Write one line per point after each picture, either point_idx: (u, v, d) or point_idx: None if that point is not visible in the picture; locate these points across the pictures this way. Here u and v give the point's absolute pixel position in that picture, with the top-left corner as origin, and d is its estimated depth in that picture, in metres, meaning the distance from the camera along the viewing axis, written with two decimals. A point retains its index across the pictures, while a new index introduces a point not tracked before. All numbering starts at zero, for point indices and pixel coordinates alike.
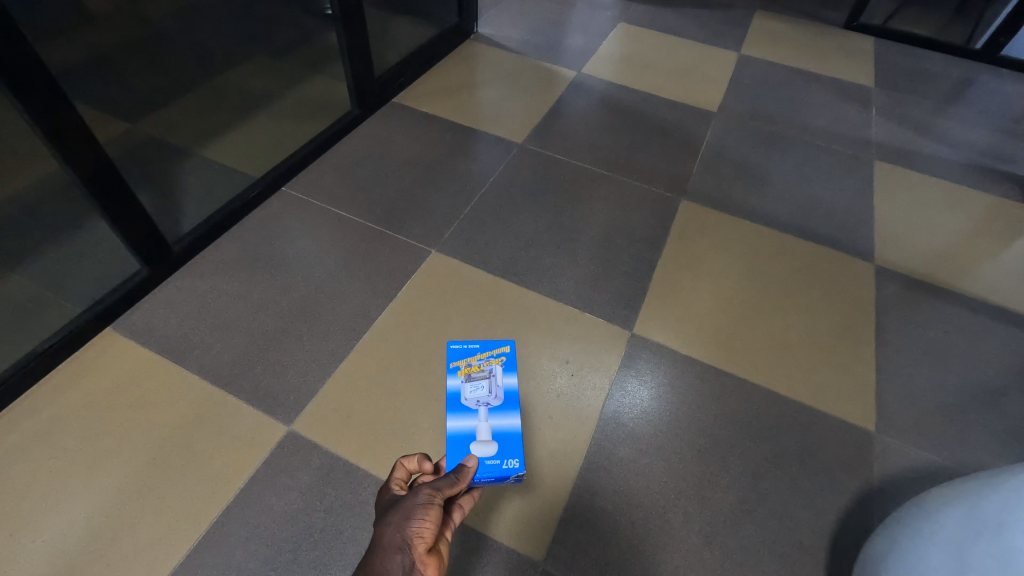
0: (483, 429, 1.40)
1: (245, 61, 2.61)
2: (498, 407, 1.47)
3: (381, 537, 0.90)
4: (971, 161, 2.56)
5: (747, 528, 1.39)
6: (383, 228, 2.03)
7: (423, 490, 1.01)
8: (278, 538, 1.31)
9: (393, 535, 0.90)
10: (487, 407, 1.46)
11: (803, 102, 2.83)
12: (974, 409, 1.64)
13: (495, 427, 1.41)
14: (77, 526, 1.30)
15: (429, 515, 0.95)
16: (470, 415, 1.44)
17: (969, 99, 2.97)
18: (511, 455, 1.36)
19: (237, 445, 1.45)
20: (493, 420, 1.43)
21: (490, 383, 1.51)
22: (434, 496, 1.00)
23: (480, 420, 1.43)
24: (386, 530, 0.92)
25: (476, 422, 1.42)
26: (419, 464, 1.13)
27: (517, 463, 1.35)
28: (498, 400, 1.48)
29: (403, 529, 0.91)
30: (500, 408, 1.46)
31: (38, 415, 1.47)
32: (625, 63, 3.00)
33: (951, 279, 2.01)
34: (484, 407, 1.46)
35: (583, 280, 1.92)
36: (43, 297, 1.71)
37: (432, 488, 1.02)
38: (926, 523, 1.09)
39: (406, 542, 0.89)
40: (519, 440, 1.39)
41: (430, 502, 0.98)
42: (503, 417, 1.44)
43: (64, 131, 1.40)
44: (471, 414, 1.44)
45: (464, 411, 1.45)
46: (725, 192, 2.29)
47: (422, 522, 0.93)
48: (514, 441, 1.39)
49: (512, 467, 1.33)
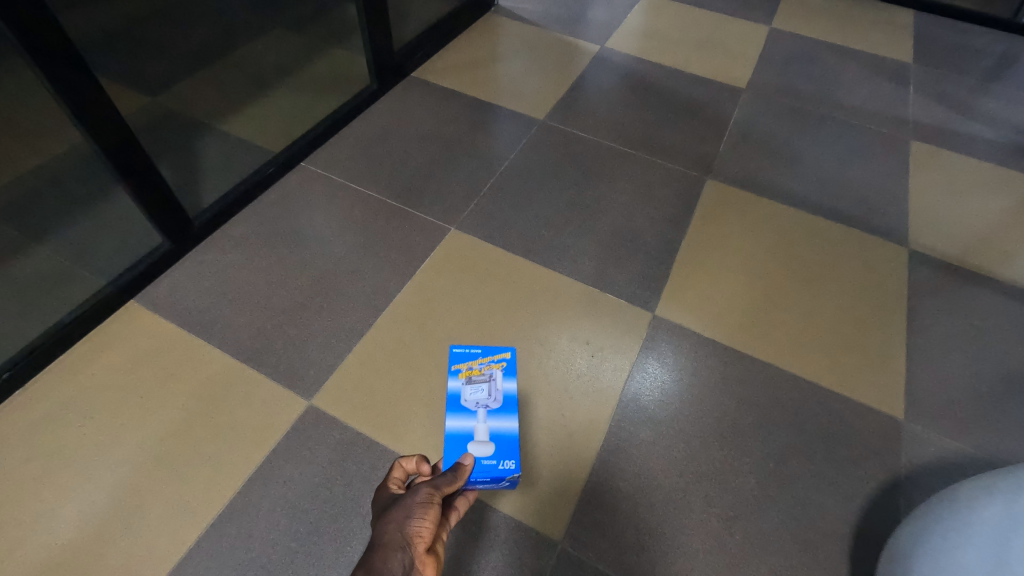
0: (481, 430, 1.34)
1: (264, 34, 2.58)
2: (497, 410, 1.39)
3: (381, 534, 0.89)
4: (1013, 141, 2.44)
5: (770, 513, 1.38)
6: (401, 205, 2.00)
7: (423, 488, 0.99)
8: (300, 510, 1.32)
9: (394, 531, 0.89)
10: (486, 409, 1.38)
11: (837, 79, 2.71)
12: (1011, 398, 1.59)
13: (493, 429, 1.35)
14: (106, 493, 1.33)
15: (428, 514, 0.94)
16: (468, 416, 1.36)
17: (1013, 76, 2.83)
18: (507, 456, 1.30)
19: (259, 418, 1.46)
20: (492, 422, 1.36)
21: (490, 386, 1.43)
22: (433, 495, 0.98)
23: (478, 421, 1.36)
24: (386, 527, 0.90)
25: (474, 423, 1.35)
26: (417, 465, 1.10)
27: (514, 464, 1.28)
28: (496, 402, 1.40)
29: (403, 527, 0.90)
30: (499, 411, 1.38)
31: (65, 383, 1.50)
32: (650, 36, 2.90)
33: (987, 264, 1.94)
34: (484, 409, 1.38)
35: (604, 260, 1.88)
36: (66, 268, 1.72)
37: (432, 486, 1.01)
38: (961, 511, 1.05)
39: (406, 540, 0.88)
40: (516, 442, 1.33)
41: (429, 500, 0.97)
42: (501, 420, 1.37)
43: (81, 99, 1.38)
44: (470, 415, 1.37)
45: (463, 412, 1.37)
46: (752, 172, 2.22)
47: (420, 521, 0.92)
48: (511, 443, 1.33)
49: (507, 469, 1.27)
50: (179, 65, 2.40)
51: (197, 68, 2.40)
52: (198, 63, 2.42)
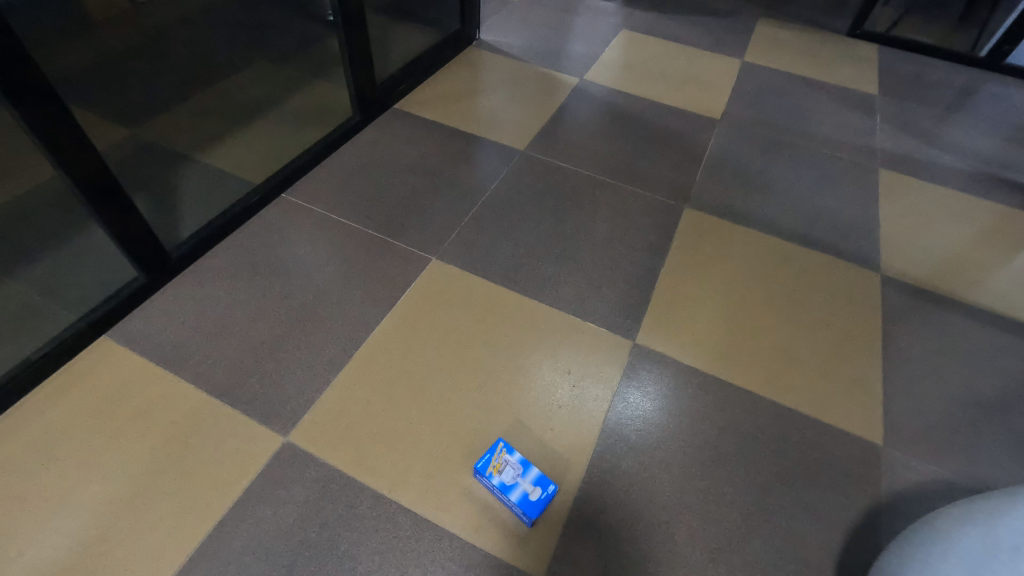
0: (527, 485, 1.37)
1: (246, 67, 2.61)
2: (522, 470, 1.39)
3: None
4: (977, 170, 2.54)
5: (753, 544, 1.36)
6: (383, 236, 2.01)
7: None
8: (274, 553, 1.28)
9: None
10: (519, 477, 1.38)
11: (807, 110, 2.81)
12: (986, 422, 1.61)
13: (531, 478, 1.38)
14: (68, 540, 1.27)
15: None
16: (516, 490, 1.36)
17: (974, 107, 2.96)
18: (542, 480, 1.38)
19: (233, 456, 1.43)
20: (526, 477, 1.38)
21: (510, 466, 1.39)
22: None
23: (521, 484, 1.37)
24: None
25: (521, 487, 1.37)
26: None
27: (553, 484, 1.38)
28: (518, 467, 1.39)
29: None
30: (523, 469, 1.39)
31: (30, 423, 1.45)
32: (628, 69, 2.99)
33: (958, 289, 1.99)
34: (518, 479, 1.37)
35: (585, 289, 1.89)
36: (37, 303, 1.69)
37: None
38: (940, 544, 1.04)
39: None
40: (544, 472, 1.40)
41: None
42: (529, 472, 1.39)
43: (56, 134, 1.37)
44: (515, 489, 1.36)
45: (513, 493, 1.36)
46: (729, 200, 2.27)
47: None
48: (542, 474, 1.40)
49: (552, 488, 1.37)
50: (161, 98, 2.40)
51: (178, 100, 2.41)
52: (180, 96, 2.43)
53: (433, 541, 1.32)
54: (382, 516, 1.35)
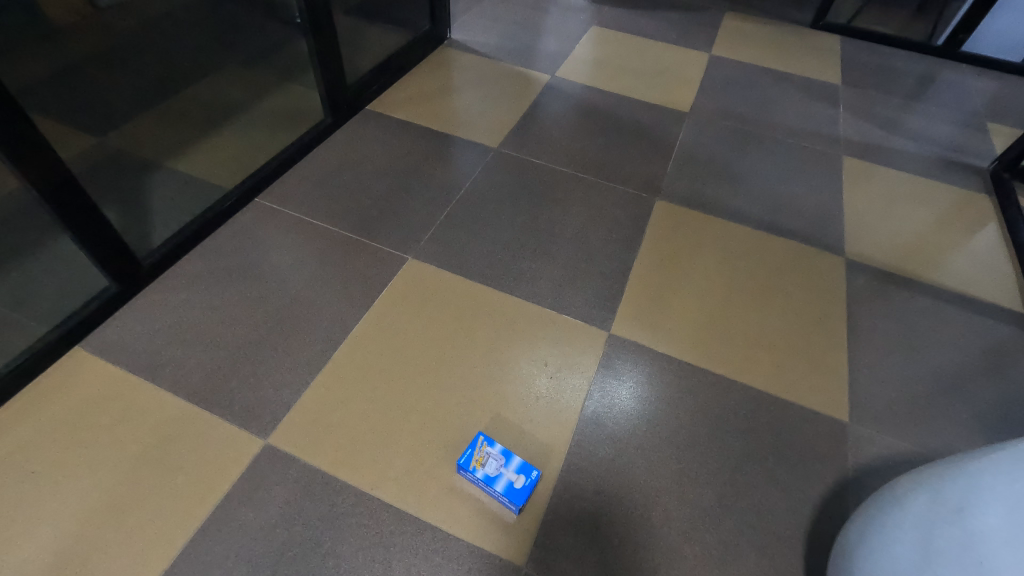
0: (511, 474, 1.40)
1: (215, 72, 2.59)
2: (504, 460, 1.42)
3: None
4: (935, 155, 2.63)
5: (727, 522, 1.41)
6: (358, 237, 2.01)
7: None
8: (257, 554, 1.29)
9: None
10: (502, 467, 1.41)
11: (773, 101, 2.88)
12: (946, 396, 1.69)
13: (514, 467, 1.41)
14: (47, 552, 1.26)
15: None
16: (499, 480, 1.39)
17: (933, 95, 3.06)
18: (525, 468, 1.41)
19: (213, 461, 1.43)
20: (510, 467, 1.41)
21: (492, 457, 1.42)
22: None
23: (505, 473, 1.40)
24: None
25: (505, 476, 1.39)
26: None
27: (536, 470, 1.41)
28: (500, 457, 1.43)
29: None
30: (505, 458, 1.42)
31: (2, 436, 1.43)
32: (599, 65, 3.03)
33: (918, 270, 2.07)
34: (501, 470, 1.40)
35: (560, 282, 1.92)
36: (6, 316, 1.66)
37: None
38: (895, 510, 1.10)
39: None
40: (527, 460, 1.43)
41: None
42: (512, 461, 1.42)
43: (19, 144, 1.35)
44: (499, 479, 1.39)
45: (497, 482, 1.38)
46: (699, 191, 2.33)
47: None
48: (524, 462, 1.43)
49: (535, 473, 1.40)
50: (127, 104, 2.37)
51: (145, 107, 2.39)
52: (147, 102, 2.40)
53: (416, 534, 1.35)
54: (364, 513, 1.37)
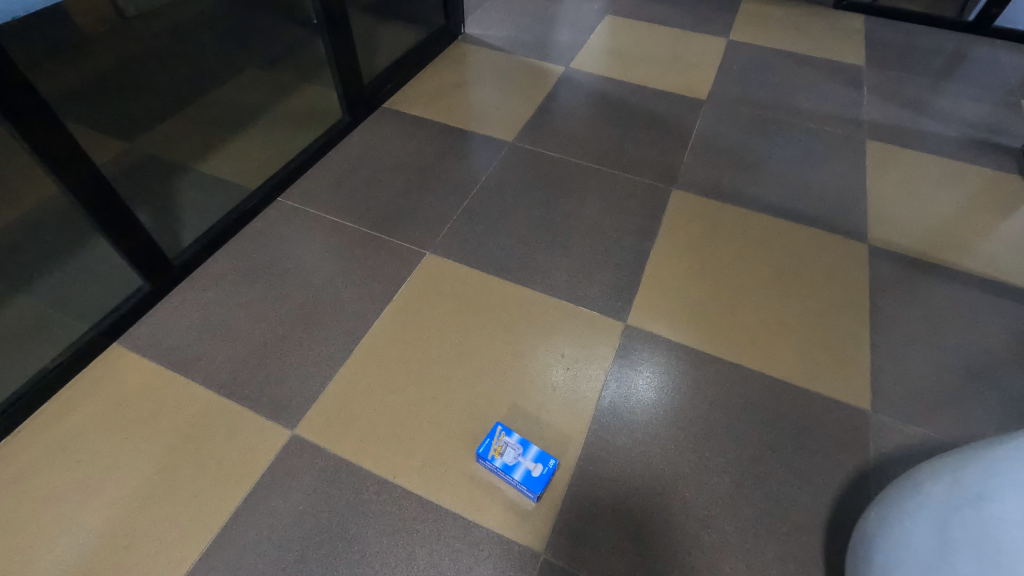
0: (528, 463, 1.43)
1: (236, 75, 2.66)
2: (522, 449, 1.45)
3: None
4: (966, 136, 2.54)
5: (745, 511, 1.41)
6: (378, 233, 2.06)
7: None
8: (287, 539, 1.35)
9: None
10: (520, 456, 1.44)
11: (794, 86, 2.82)
12: (974, 384, 1.65)
13: (532, 456, 1.44)
14: (94, 536, 1.34)
15: None
16: (517, 468, 1.42)
17: (963, 74, 2.95)
18: (543, 458, 1.44)
19: (244, 451, 1.49)
20: (527, 456, 1.44)
21: (510, 447, 1.45)
22: None
23: (522, 461, 1.43)
24: None
25: (523, 465, 1.43)
26: None
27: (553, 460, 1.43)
28: (518, 446, 1.46)
29: None
30: (523, 447, 1.45)
31: (49, 429, 1.52)
32: (614, 55, 3.01)
33: (946, 256, 2.01)
34: (519, 459, 1.43)
35: (576, 274, 1.94)
36: (50, 316, 1.76)
37: None
38: (914, 497, 1.10)
39: None
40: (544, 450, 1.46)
41: None
42: (529, 451, 1.45)
43: (58, 154, 1.43)
44: (517, 468, 1.42)
45: (515, 470, 1.41)
46: (717, 180, 2.30)
47: None
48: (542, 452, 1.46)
49: (552, 462, 1.43)
50: (155, 110, 2.45)
51: (171, 112, 2.47)
52: (173, 107, 2.48)
53: (437, 521, 1.39)
54: (388, 500, 1.42)
